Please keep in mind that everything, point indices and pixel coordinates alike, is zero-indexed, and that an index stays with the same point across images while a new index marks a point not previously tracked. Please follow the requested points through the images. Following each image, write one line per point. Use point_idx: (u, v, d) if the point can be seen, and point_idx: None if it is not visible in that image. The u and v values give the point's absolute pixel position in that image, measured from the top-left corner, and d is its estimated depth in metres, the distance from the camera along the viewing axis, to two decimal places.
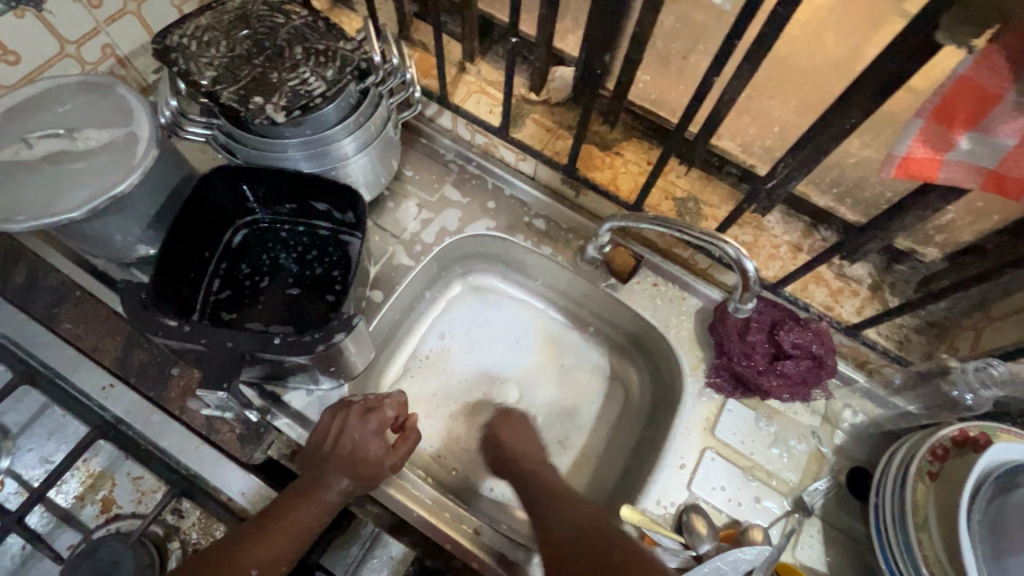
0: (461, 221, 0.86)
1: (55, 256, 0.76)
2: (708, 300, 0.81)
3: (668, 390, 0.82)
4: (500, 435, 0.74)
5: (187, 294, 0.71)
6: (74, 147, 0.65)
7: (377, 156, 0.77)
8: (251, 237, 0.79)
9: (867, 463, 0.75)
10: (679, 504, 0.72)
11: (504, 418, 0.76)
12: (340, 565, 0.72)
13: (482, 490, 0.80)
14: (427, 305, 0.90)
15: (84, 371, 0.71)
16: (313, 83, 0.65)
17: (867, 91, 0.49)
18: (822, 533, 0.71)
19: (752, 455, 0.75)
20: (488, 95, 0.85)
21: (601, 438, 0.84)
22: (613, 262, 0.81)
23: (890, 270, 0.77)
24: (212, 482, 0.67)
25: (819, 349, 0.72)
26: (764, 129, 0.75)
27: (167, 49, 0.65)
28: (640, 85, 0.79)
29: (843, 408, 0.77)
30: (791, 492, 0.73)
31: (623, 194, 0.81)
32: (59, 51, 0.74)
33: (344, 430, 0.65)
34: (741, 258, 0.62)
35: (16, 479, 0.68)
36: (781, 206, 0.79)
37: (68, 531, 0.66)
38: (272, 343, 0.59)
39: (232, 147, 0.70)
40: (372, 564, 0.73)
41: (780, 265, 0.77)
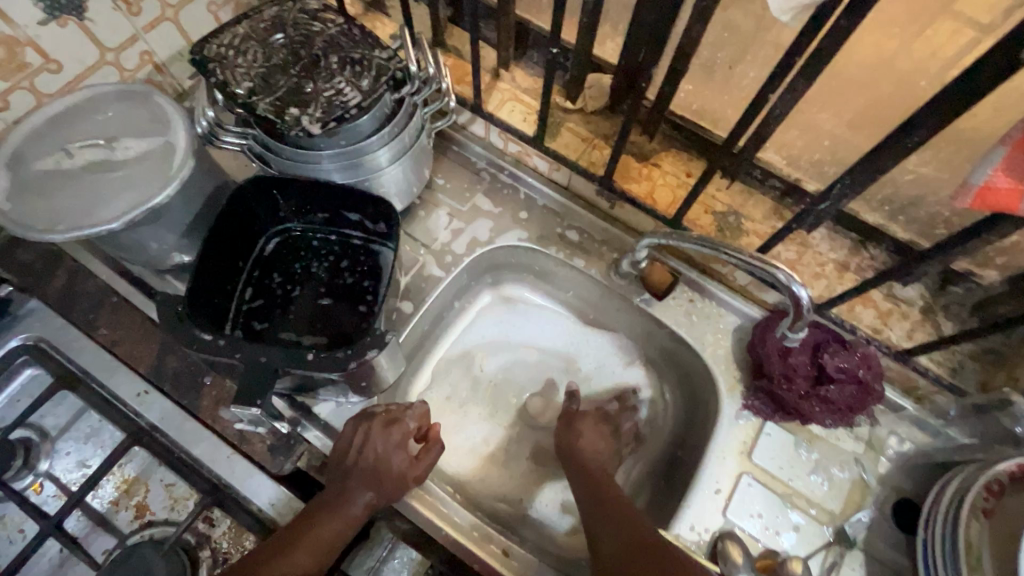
0: (493, 232, 0.84)
1: (93, 261, 0.77)
2: (747, 318, 0.78)
3: (703, 410, 0.79)
4: (581, 438, 0.74)
5: (220, 304, 0.71)
6: (113, 157, 0.65)
7: (410, 165, 0.76)
8: (283, 245, 0.79)
9: (915, 494, 0.71)
10: (714, 531, 0.69)
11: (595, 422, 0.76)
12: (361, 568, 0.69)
13: (507, 504, 0.79)
14: (457, 315, 0.88)
15: (121, 377, 0.71)
16: (348, 93, 0.64)
17: (941, 105, 0.46)
18: (864, 566, 0.68)
19: (790, 481, 0.72)
20: (523, 103, 0.84)
21: (630, 455, 0.83)
22: (648, 278, 0.77)
23: (943, 292, 0.73)
24: (242, 491, 0.67)
25: (865, 374, 0.70)
26: (812, 142, 0.71)
27: (204, 58, 0.64)
28: (681, 94, 0.76)
29: (888, 435, 0.74)
30: (832, 522, 0.70)
31: (661, 208, 0.78)
32: (99, 59, 0.75)
33: (367, 442, 0.64)
34: (792, 284, 0.59)
35: (55, 482, 0.69)
36: (827, 223, 0.76)
37: (102, 535, 0.67)
38: (304, 359, 0.59)
39: (266, 157, 0.70)
40: (393, 565, 0.70)
41: (825, 284, 0.74)
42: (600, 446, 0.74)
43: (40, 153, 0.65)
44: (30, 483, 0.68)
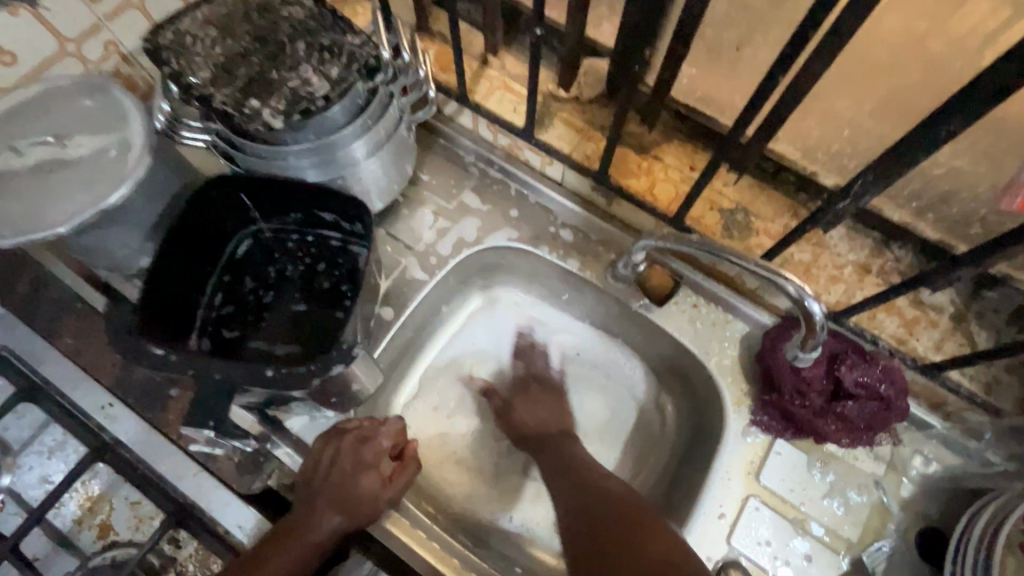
0: (481, 231, 0.79)
1: (58, 266, 0.73)
2: (756, 325, 0.72)
3: (708, 425, 0.73)
4: (516, 414, 0.74)
5: (185, 312, 0.67)
6: (65, 155, 0.61)
7: (389, 160, 0.70)
8: (256, 247, 0.74)
9: (942, 522, 0.65)
10: (717, 560, 0.63)
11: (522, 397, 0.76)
12: None
13: (494, 522, 0.74)
14: (443, 320, 0.82)
15: (84, 389, 0.68)
16: (314, 83, 0.59)
17: (985, 90, 0.39)
18: None
19: (802, 506, 0.66)
20: (512, 92, 0.77)
21: (628, 471, 0.77)
22: (647, 282, 0.72)
23: (977, 298, 0.66)
24: (208, 512, 0.63)
25: (888, 390, 0.63)
26: (831, 132, 0.64)
27: (158, 47, 0.59)
28: (684, 80, 0.69)
29: (913, 456, 0.67)
30: (848, 551, 0.64)
31: (662, 205, 0.72)
32: (59, 50, 0.70)
33: (336, 462, 0.59)
34: (803, 297, 0.52)
35: (16, 499, 0.65)
36: (847, 221, 0.69)
37: (65, 556, 0.64)
38: (264, 376, 0.54)
39: (231, 154, 0.65)
40: None
41: (844, 289, 0.67)
42: (543, 417, 0.73)
43: None
44: None
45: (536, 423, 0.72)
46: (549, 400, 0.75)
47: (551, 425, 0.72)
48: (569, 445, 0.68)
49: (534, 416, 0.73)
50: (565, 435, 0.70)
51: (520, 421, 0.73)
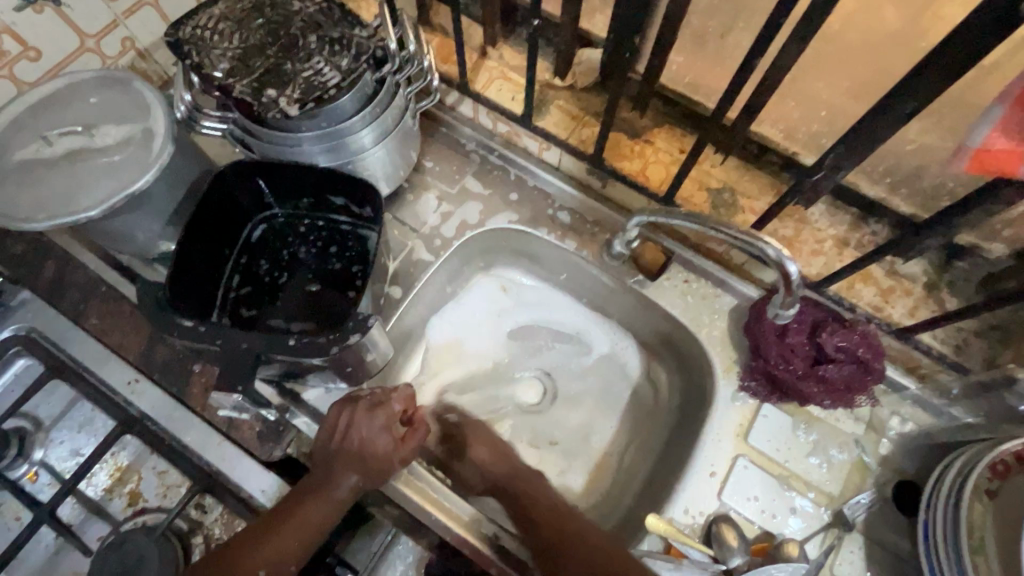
0: (482, 215, 0.83)
1: (83, 252, 0.77)
2: (743, 298, 0.77)
3: (699, 392, 0.78)
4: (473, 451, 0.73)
5: (207, 291, 0.71)
6: (93, 144, 0.65)
7: (395, 147, 0.74)
8: (270, 232, 0.78)
9: (917, 476, 0.69)
10: (708, 514, 0.68)
11: (473, 437, 0.75)
12: (362, 555, 0.72)
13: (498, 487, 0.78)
14: (448, 300, 0.87)
15: (111, 366, 0.71)
16: (326, 73, 0.63)
17: (938, 67, 0.44)
18: (863, 549, 0.67)
19: (787, 463, 0.71)
20: (510, 81, 0.82)
21: (624, 440, 0.82)
22: (641, 257, 0.77)
23: (949, 267, 0.71)
24: (232, 478, 0.67)
25: (866, 353, 0.68)
26: (809, 113, 0.68)
27: (180, 41, 0.63)
28: (672, 67, 0.74)
29: (890, 416, 0.72)
30: (830, 504, 0.69)
31: (653, 186, 0.76)
32: (80, 46, 0.74)
33: (351, 426, 0.64)
34: (782, 259, 0.57)
35: (49, 471, 0.69)
36: (826, 198, 0.73)
37: (98, 522, 0.67)
38: (286, 344, 0.59)
39: (248, 142, 0.69)
40: (397, 550, 0.75)
41: (824, 261, 0.72)
42: (499, 453, 0.73)
43: (19, 141, 0.65)
44: (25, 472, 0.69)
45: (487, 461, 0.72)
46: (490, 439, 0.75)
47: (504, 467, 0.71)
48: (525, 486, 0.69)
49: (483, 457, 0.73)
50: (523, 476, 0.70)
51: (474, 463, 0.73)
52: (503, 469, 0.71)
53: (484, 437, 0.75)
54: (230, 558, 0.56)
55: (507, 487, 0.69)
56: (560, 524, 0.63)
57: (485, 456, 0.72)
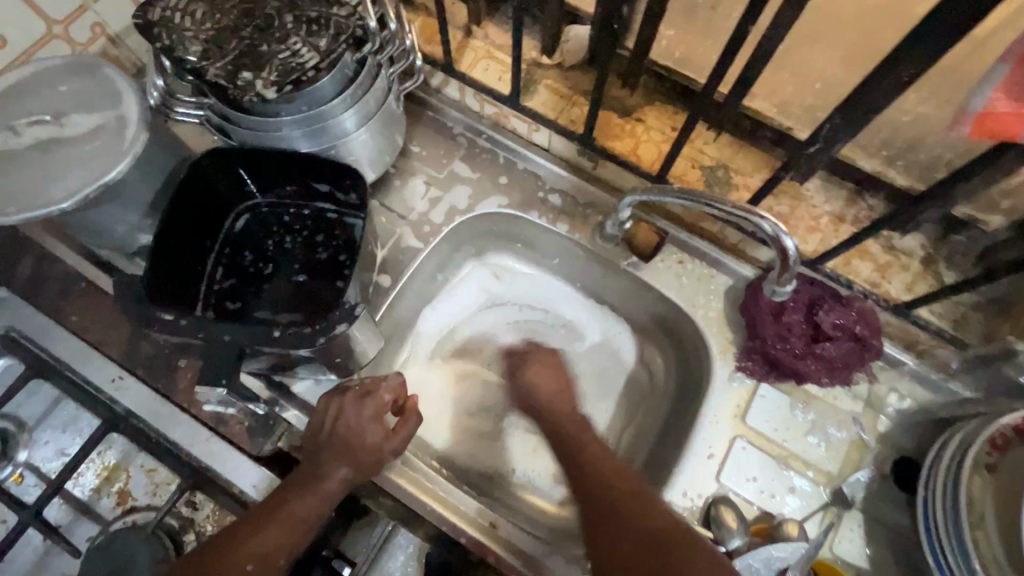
0: (471, 199, 0.81)
1: (60, 247, 0.74)
2: (739, 278, 0.75)
3: (695, 374, 0.77)
4: (535, 381, 0.71)
5: (188, 284, 0.69)
6: (62, 133, 0.63)
7: (379, 130, 0.72)
8: (253, 222, 0.76)
9: (916, 452, 0.69)
10: (707, 496, 0.67)
11: (537, 359, 0.73)
12: (361, 549, 0.71)
13: (493, 476, 0.77)
14: (439, 287, 0.85)
15: (94, 364, 0.69)
16: (304, 54, 0.60)
17: (940, 29, 0.42)
18: (863, 527, 0.67)
19: (785, 443, 0.70)
20: (497, 61, 0.80)
21: (622, 424, 0.81)
22: (635, 239, 0.75)
23: (946, 241, 0.70)
24: (222, 474, 0.65)
25: (863, 330, 0.67)
26: (803, 86, 0.67)
27: (149, 23, 0.60)
28: (662, 42, 0.72)
29: (888, 393, 0.71)
30: (829, 483, 0.68)
31: (645, 165, 0.74)
32: (46, 32, 0.71)
33: (339, 416, 0.63)
34: (778, 234, 0.55)
35: (34, 472, 0.67)
36: (821, 172, 0.72)
37: (86, 522, 0.66)
38: (271, 337, 0.57)
39: (225, 129, 0.66)
40: (397, 541, 0.73)
41: (820, 238, 0.70)
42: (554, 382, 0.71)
43: None
44: (10, 474, 0.67)
45: (550, 389, 0.70)
46: (556, 369, 0.72)
47: (555, 394, 0.70)
48: (585, 435, 0.66)
49: (549, 383, 0.71)
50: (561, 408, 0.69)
51: (531, 386, 0.71)
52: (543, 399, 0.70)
53: (552, 360, 0.73)
54: (210, 559, 0.53)
55: (562, 427, 0.67)
56: (618, 482, 0.59)
57: (542, 384, 0.71)
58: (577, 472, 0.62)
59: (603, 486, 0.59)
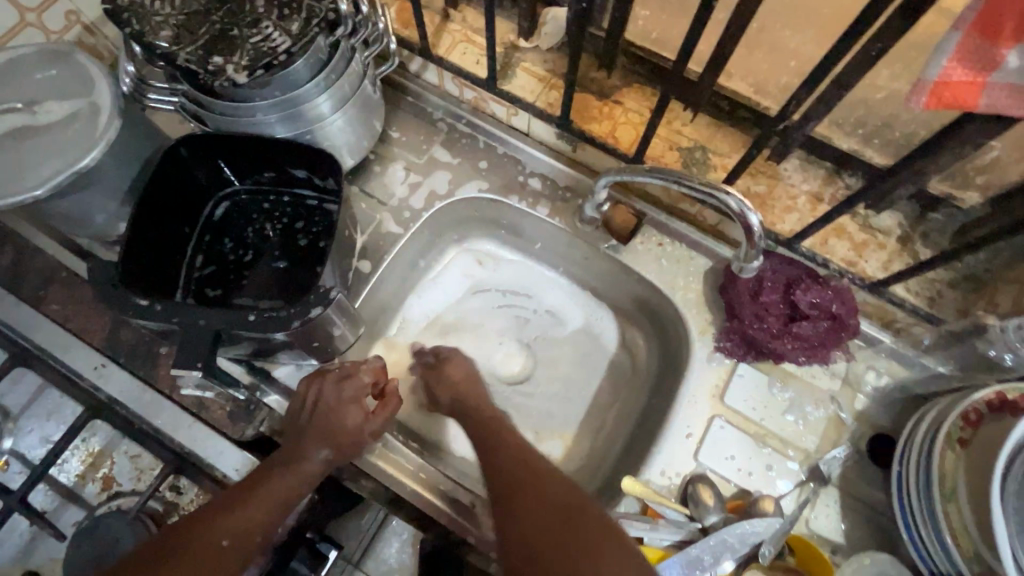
0: (451, 184, 0.81)
1: (41, 237, 0.74)
2: (718, 259, 0.75)
3: (675, 355, 0.77)
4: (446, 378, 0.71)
5: (168, 271, 0.70)
6: (35, 121, 0.62)
7: (355, 115, 0.72)
8: (233, 210, 0.76)
9: (893, 429, 0.70)
10: (685, 475, 0.68)
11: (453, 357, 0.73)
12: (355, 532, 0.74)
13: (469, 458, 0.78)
14: (422, 273, 0.85)
15: (76, 352, 0.70)
16: (276, 39, 0.59)
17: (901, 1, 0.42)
18: (839, 503, 0.67)
19: (763, 422, 0.70)
20: (475, 44, 0.79)
21: (603, 405, 0.82)
22: (613, 223, 0.74)
23: (923, 219, 0.70)
24: (203, 457, 0.66)
25: (839, 308, 0.67)
26: (779, 64, 0.67)
27: (119, 8, 0.60)
28: (639, 22, 0.71)
29: (866, 371, 0.72)
30: (806, 460, 0.69)
31: (623, 147, 0.74)
32: (20, 21, 0.70)
33: (320, 398, 0.64)
34: (744, 210, 0.56)
35: (19, 459, 0.68)
36: (799, 152, 0.72)
37: (72, 508, 0.67)
38: (247, 321, 0.58)
39: (200, 115, 0.66)
40: (392, 527, 0.75)
41: (797, 218, 0.71)
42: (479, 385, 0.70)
43: None
44: None
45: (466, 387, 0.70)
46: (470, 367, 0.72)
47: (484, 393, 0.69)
48: (510, 435, 0.63)
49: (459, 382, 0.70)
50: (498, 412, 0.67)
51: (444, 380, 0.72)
52: (490, 408, 0.67)
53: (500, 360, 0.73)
54: (184, 534, 0.54)
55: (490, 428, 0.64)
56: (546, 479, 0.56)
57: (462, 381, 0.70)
58: (504, 461, 0.59)
59: (535, 477, 0.56)
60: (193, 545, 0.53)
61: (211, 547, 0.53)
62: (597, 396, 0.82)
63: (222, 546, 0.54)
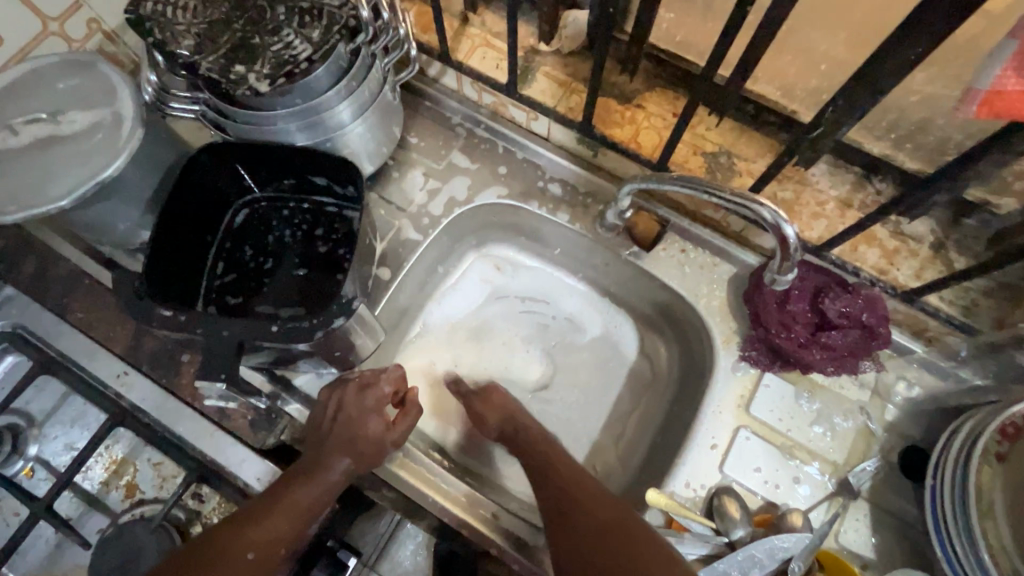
0: (471, 190, 0.80)
1: (63, 244, 0.75)
2: (743, 266, 0.74)
3: (699, 363, 0.76)
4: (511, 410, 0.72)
5: (190, 279, 0.70)
6: (60, 131, 0.63)
7: (375, 122, 0.71)
8: (253, 217, 0.76)
9: (924, 441, 0.68)
10: (711, 487, 0.67)
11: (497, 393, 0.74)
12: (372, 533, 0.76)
13: (523, 494, 0.76)
14: (441, 279, 0.85)
15: (99, 360, 0.70)
16: (297, 46, 0.59)
17: (952, 5, 0.40)
18: (869, 516, 0.66)
19: (789, 433, 0.69)
20: (494, 48, 0.78)
21: (624, 414, 0.81)
22: (635, 228, 0.74)
23: (956, 225, 0.68)
24: (226, 468, 0.66)
25: (870, 318, 0.66)
26: (808, 67, 0.65)
27: (141, 18, 0.60)
28: (663, 25, 0.70)
29: (896, 381, 0.70)
30: (835, 472, 0.67)
31: (646, 153, 0.73)
32: (42, 30, 0.71)
33: (341, 408, 0.64)
34: (778, 221, 0.54)
35: (45, 466, 0.69)
36: (827, 157, 0.70)
37: (97, 515, 0.67)
38: (268, 331, 0.57)
39: (222, 124, 0.66)
40: (408, 529, 0.79)
41: (826, 224, 0.69)
42: (510, 406, 0.72)
43: None
44: (21, 468, 0.69)
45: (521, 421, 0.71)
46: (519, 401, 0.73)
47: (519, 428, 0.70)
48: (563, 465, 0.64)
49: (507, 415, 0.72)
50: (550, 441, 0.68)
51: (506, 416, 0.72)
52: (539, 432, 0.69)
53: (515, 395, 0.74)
54: (210, 547, 0.54)
55: (547, 454, 0.66)
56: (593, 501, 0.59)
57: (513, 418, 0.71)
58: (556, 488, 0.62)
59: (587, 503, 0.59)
60: (220, 559, 0.53)
61: (236, 559, 0.53)
62: (619, 406, 0.81)
63: (248, 559, 0.54)
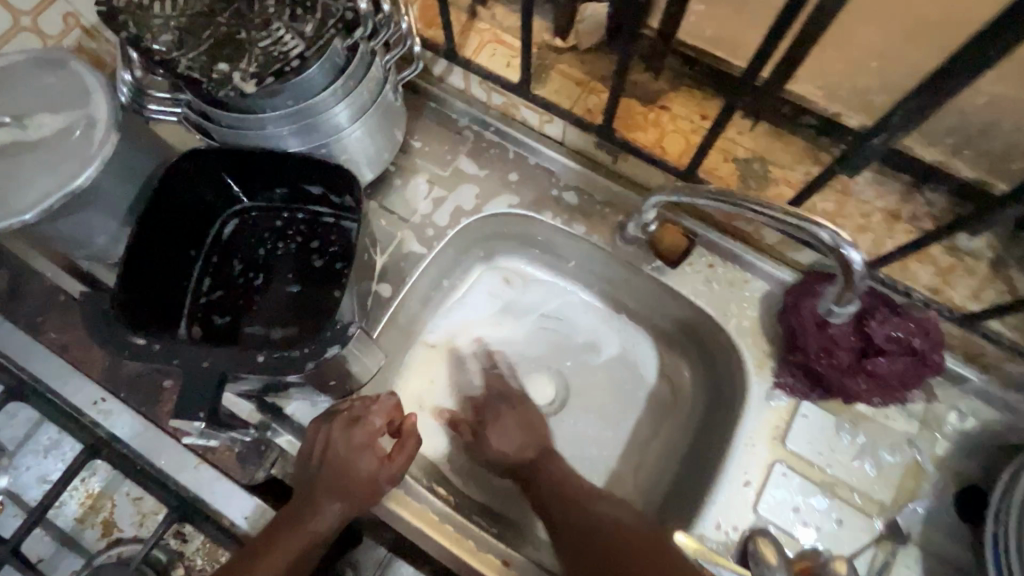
0: (479, 198, 0.74)
1: (37, 258, 0.69)
2: (776, 283, 0.68)
3: (728, 388, 0.70)
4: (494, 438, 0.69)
5: (171, 298, 0.64)
6: (25, 136, 0.57)
7: (376, 125, 0.65)
8: (242, 228, 0.70)
9: (981, 479, 0.61)
10: (743, 530, 0.61)
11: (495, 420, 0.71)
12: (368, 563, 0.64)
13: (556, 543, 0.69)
14: (446, 294, 0.78)
15: (74, 385, 0.64)
16: (288, 42, 0.53)
17: None
18: (920, 564, 0.59)
19: (829, 469, 0.63)
20: (504, 44, 0.72)
21: (644, 442, 0.74)
22: (659, 244, 0.68)
23: (1018, 241, 0.61)
24: (212, 506, 0.60)
25: (922, 343, 0.59)
26: (857, 65, 0.58)
27: (114, 10, 0.53)
28: (691, 18, 0.64)
29: (948, 411, 0.63)
30: (882, 514, 0.61)
31: (671, 158, 0.67)
32: (13, 24, 0.65)
33: (328, 446, 0.57)
34: (840, 244, 0.46)
35: (14, 501, 0.63)
36: (873, 164, 0.64)
37: (70, 555, 0.62)
38: (254, 361, 0.51)
39: (206, 128, 0.60)
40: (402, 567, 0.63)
41: (872, 239, 0.62)
42: (512, 432, 0.69)
43: None
44: None
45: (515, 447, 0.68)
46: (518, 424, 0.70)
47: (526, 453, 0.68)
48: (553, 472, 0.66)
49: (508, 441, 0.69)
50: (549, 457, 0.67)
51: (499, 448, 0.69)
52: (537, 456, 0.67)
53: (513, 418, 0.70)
54: None
55: (537, 470, 0.66)
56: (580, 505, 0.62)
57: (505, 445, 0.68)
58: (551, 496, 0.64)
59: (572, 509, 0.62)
60: None
61: None
62: (639, 432, 0.75)
63: None
